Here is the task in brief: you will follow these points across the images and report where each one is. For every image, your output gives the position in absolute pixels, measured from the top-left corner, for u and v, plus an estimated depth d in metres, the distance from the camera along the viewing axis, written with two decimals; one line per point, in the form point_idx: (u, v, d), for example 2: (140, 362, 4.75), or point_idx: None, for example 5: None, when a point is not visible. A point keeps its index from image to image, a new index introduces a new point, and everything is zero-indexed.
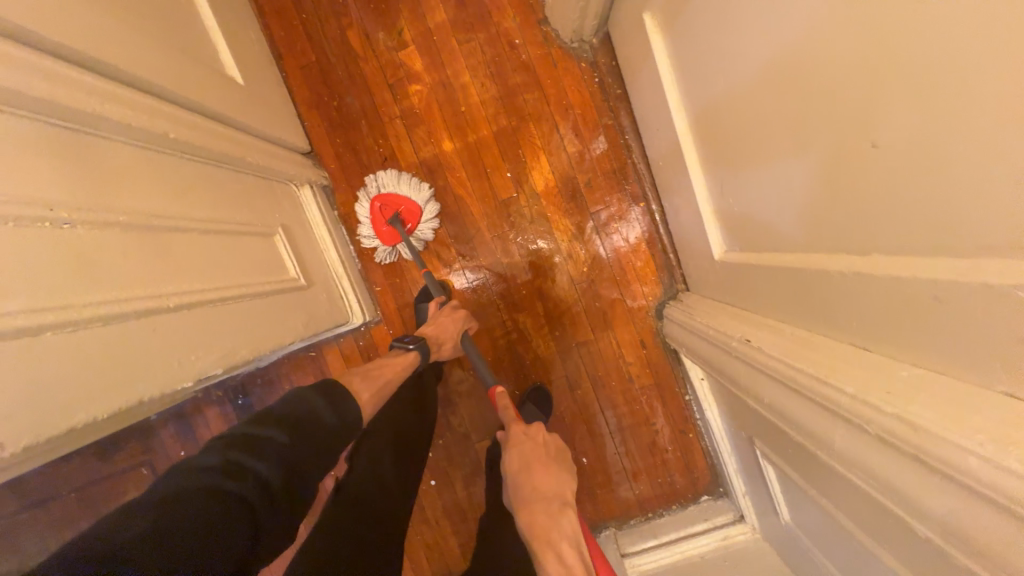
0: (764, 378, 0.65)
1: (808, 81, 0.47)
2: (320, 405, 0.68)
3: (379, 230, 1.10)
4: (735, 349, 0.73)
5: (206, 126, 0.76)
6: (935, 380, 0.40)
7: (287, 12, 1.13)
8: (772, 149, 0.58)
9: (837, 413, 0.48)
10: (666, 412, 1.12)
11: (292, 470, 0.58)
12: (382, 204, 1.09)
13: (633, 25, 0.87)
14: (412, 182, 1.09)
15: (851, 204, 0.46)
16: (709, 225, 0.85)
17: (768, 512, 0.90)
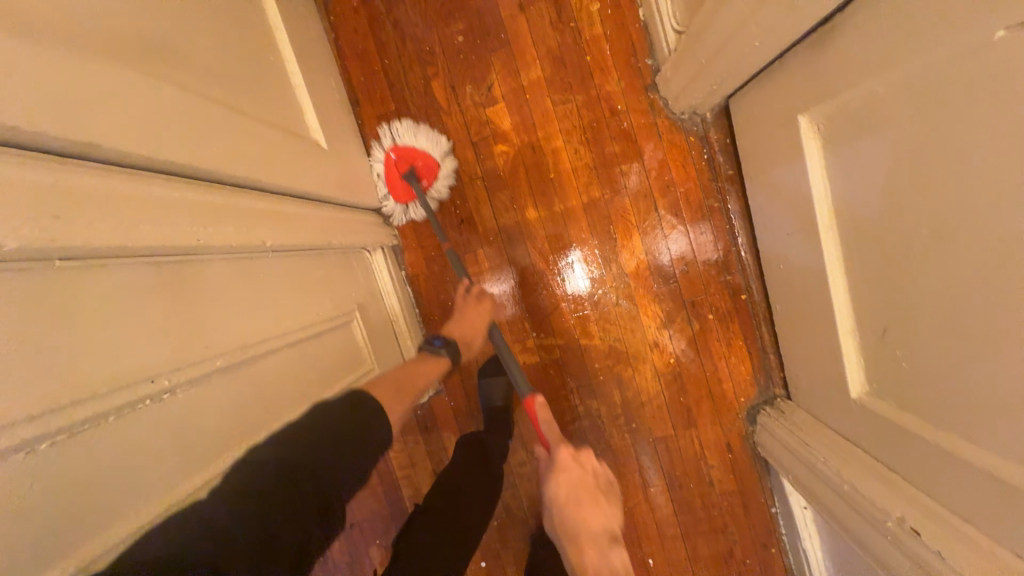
0: None
1: None
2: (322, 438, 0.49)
3: (392, 185, 1.01)
4: (892, 533, 0.65)
5: (293, 214, 0.69)
6: None
7: (369, 55, 1.04)
8: (1008, 343, 0.47)
9: None
10: (747, 524, 1.02)
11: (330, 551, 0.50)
12: (399, 158, 1.01)
13: (774, 117, 0.76)
14: (430, 134, 1.01)
15: None
16: (848, 357, 0.74)
17: None
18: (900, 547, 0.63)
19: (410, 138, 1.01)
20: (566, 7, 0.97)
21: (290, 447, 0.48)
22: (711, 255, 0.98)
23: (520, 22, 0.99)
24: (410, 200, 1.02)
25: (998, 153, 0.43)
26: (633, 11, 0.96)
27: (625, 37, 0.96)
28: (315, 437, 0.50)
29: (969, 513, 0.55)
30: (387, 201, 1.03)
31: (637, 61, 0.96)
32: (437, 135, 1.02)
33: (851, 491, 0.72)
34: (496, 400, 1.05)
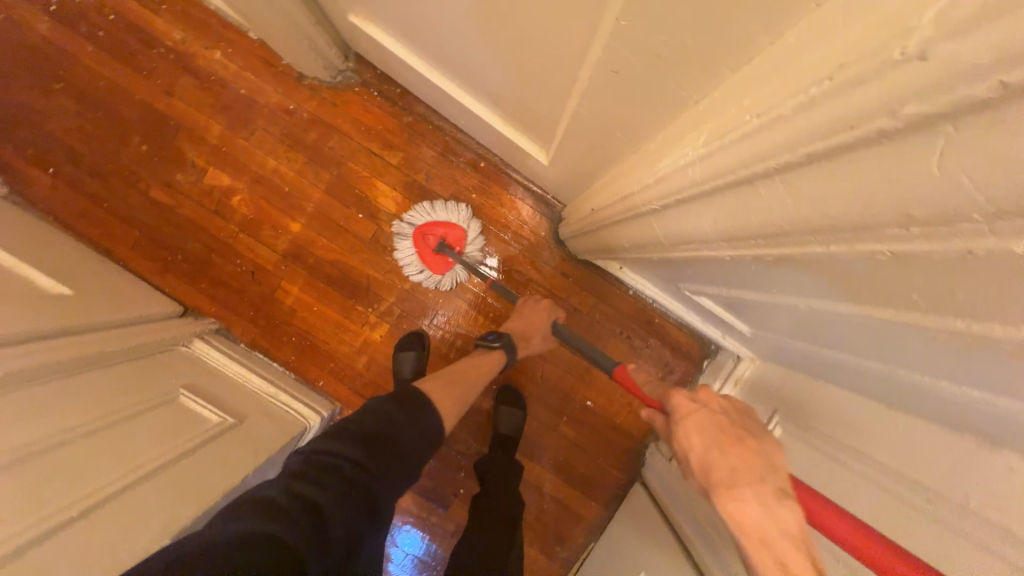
0: (611, 231, 0.67)
1: None
2: (400, 414, 0.73)
3: (426, 259, 1.12)
4: (592, 224, 0.76)
5: (48, 346, 0.77)
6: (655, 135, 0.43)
7: (90, 209, 1.15)
8: (484, 45, 0.61)
9: (641, 213, 0.49)
10: (622, 314, 1.15)
11: (347, 493, 0.62)
12: (428, 236, 1.11)
13: (354, 33, 0.92)
14: (450, 206, 1.11)
15: (539, 43, 0.49)
16: (522, 142, 0.89)
17: (744, 337, 0.92)
18: (597, 229, 0.75)
19: (443, 215, 1.11)
20: (198, 70, 1.12)
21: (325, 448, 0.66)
22: (438, 153, 1.13)
23: (177, 104, 1.13)
24: (446, 267, 1.12)
25: None
26: (245, 39, 1.11)
27: (255, 59, 1.12)
28: (377, 445, 0.68)
29: (596, 171, 0.69)
30: (426, 277, 1.13)
31: (278, 67, 1.12)
32: (457, 205, 1.12)
33: (580, 221, 0.86)
34: (405, 374, 1.10)
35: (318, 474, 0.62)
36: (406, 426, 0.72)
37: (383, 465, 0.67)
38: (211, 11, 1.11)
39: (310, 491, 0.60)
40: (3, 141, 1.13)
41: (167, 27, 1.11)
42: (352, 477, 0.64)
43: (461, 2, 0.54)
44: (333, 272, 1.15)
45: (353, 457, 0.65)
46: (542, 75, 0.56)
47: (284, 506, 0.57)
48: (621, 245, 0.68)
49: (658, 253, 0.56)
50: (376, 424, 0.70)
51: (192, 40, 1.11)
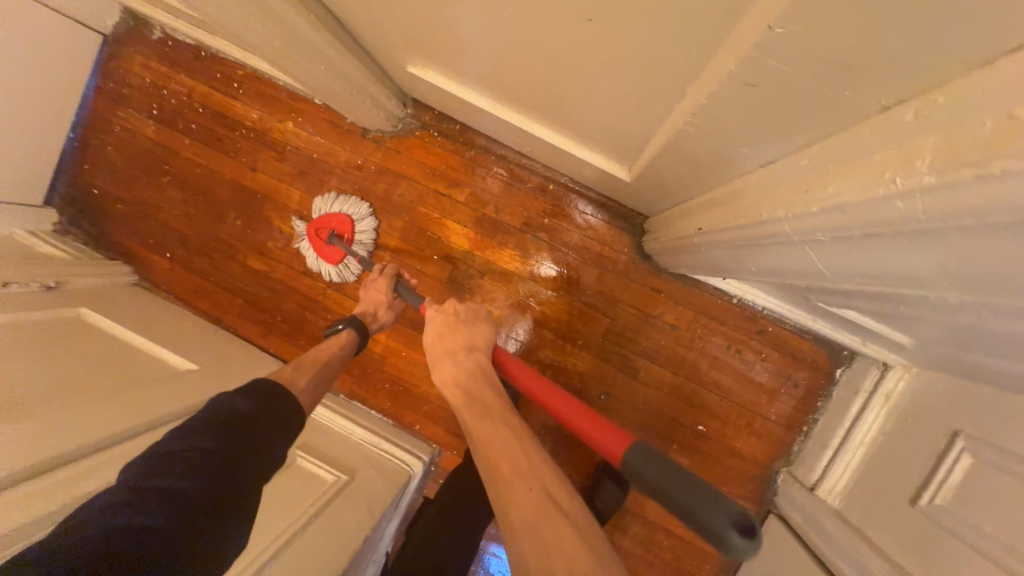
0: (729, 253, 0.58)
1: (515, 7, 0.46)
2: (246, 395, 0.66)
3: (322, 250, 1.14)
4: (696, 243, 0.67)
5: (183, 426, 0.85)
6: (815, 150, 0.35)
7: (201, 284, 1.27)
8: (560, 75, 0.55)
9: (787, 242, 0.41)
10: (726, 326, 1.02)
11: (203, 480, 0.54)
12: (319, 227, 1.15)
13: (411, 82, 0.92)
14: (346, 199, 1.14)
15: (636, 65, 0.43)
16: (599, 161, 0.82)
17: (897, 346, 0.76)
18: (704, 249, 0.66)
19: (328, 207, 1.14)
20: (273, 142, 1.19)
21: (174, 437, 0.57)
22: (504, 183, 1.09)
23: (259, 178, 1.21)
24: (340, 257, 1.14)
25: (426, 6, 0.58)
26: (310, 105, 1.17)
27: (321, 122, 1.17)
28: (230, 430, 0.60)
29: (700, 185, 0.61)
30: (320, 266, 1.15)
31: (342, 126, 1.16)
32: (355, 199, 1.15)
33: (676, 239, 0.77)
34: None
35: (161, 465, 0.53)
36: (265, 415, 0.64)
37: (242, 448, 0.59)
38: (278, 86, 1.18)
39: (159, 482, 0.51)
40: (131, 237, 1.29)
41: (244, 108, 1.20)
42: (204, 461, 0.55)
43: (536, 37, 0.49)
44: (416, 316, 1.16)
45: (203, 443, 0.57)
46: (635, 96, 0.49)
47: (129, 502, 0.49)
48: (743, 267, 0.58)
49: (808, 280, 0.46)
50: (224, 411, 0.62)
51: (265, 116, 1.19)
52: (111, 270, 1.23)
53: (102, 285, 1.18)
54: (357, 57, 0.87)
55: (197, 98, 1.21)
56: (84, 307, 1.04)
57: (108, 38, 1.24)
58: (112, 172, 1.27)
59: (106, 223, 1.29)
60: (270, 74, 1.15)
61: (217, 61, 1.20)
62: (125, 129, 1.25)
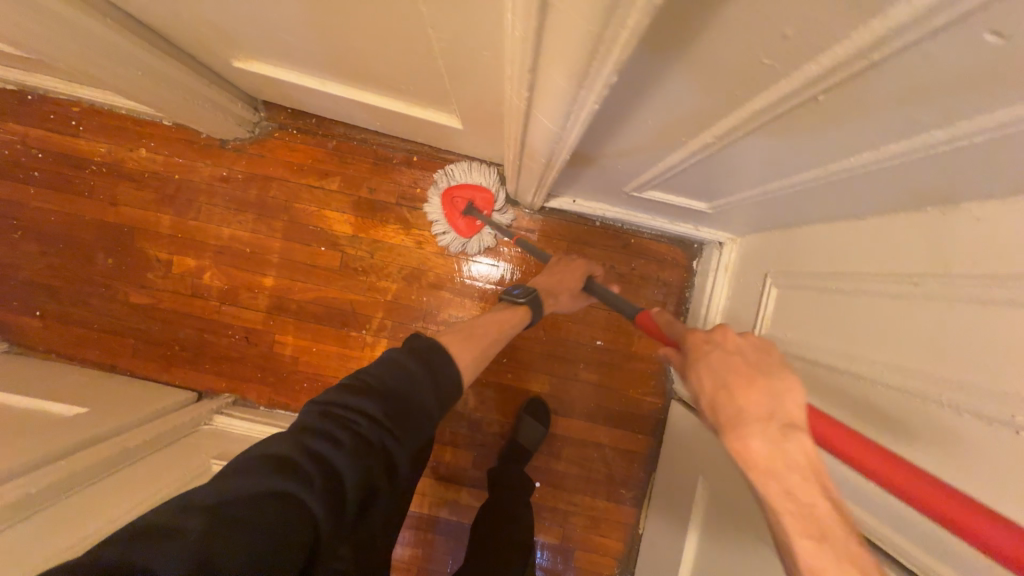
0: (532, 154, 0.68)
1: None
2: (419, 365, 0.60)
3: (458, 220, 1.10)
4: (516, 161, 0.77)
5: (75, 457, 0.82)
6: (499, 27, 0.44)
7: (84, 334, 1.20)
8: (342, 28, 0.62)
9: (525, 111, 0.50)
10: (598, 247, 1.15)
11: (367, 458, 0.51)
12: (463, 192, 1.09)
13: (247, 80, 0.95)
14: (479, 166, 1.09)
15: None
16: (435, 118, 0.90)
17: (711, 218, 0.91)
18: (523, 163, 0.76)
19: (465, 173, 1.09)
20: (130, 172, 1.17)
21: (352, 398, 0.54)
22: (373, 164, 1.15)
23: (124, 211, 1.18)
24: (476, 230, 1.11)
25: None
26: (161, 127, 1.16)
27: (177, 142, 1.16)
28: (400, 398, 0.56)
29: (496, 108, 0.70)
30: (452, 233, 1.12)
31: (199, 142, 1.16)
32: (485, 166, 1.10)
33: (515, 167, 0.87)
34: None
35: (327, 427, 0.51)
36: (428, 388, 0.59)
37: (407, 424, 0.55)
38: (122, 114, 1.16)
39: (324, 450, 0.49)
40: None
41: (90, 144, 1.16)
42: (366, 437, 0.52)
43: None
44: (319, 309, 1.18)
45: (370, 414, 0.53)
46: (396, 30, 0.58)
47: (297, 467, 0.47)
48: (545, 165, 0.68)
49: (569, 149, 0.56)
50: (393, 377, 0.57)
51: (115, 147, 1.16)
52: None
53: None
54: (181, 62, 0.88)
55: (33, 143, 1.16)
56: None
57: None
58: None
59: None
60: (109, 105, 1.13)
61: (47, 101, 1.15)
62: None
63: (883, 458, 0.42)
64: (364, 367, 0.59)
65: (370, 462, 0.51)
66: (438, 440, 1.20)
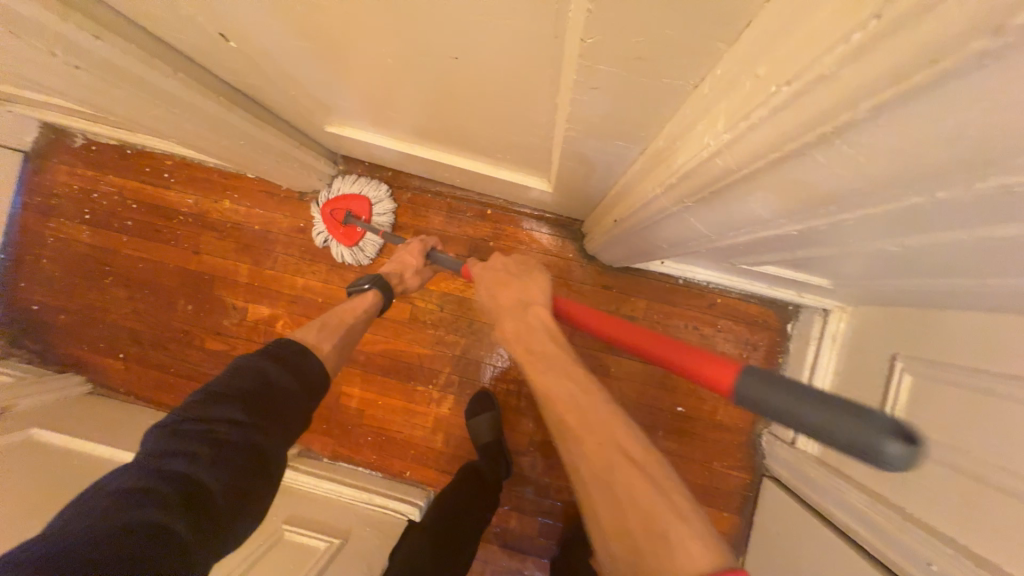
0: (645, 235, 0.63)
1: (391, 56, 0.50)
2: (272, 364, 0.66)
3: (336, 230, 1.12)
4: (618, 233, 0.72)
5: None
6: (667, 131, 0.40)
7: (160, 377, 1.23)
8: (456, 106, 0.60)
9: (671, 211, 0.45)
10: (678, 306, 1.08)
11: (226, 463, 0.56)
12: (337, 203, 1.11)
13: (334, 141, 0.96)
14: (364, 181, 1.12)
15: (507, 85, 0.47)
16: (522, 179, 0.87)
17: (824, 290, 0.83)
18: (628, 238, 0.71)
19: (345, 187, 1.12)
20: (213, 222, 1.20)
21: (199, 409, 0.59)
22: (446, 216, 1.14)
23: (205, 259, 1.21)
24: (353, 240, 1.11)
25: (325, 71, 0.62)
26: (243, 180, 1.20)
27: (258, 193, 1.19)
28: (253, 400, 0.61)
29: (605, 181, 0.66)
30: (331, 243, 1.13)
31: (279, 194, 1.19)
32: (376, 182, 1.13)
33: (607, 233, 0.82)
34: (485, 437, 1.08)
35: (182, 444, 0.55)
36: (281, 382, 0.65)
37: (264, 423, 0.61)
38: (209, 167, 1.20)
39: (178, 462, 0.53)
40: (78, 344, 1.25)
41: (178, 195, 1.21)
42: (227, 439, 0.57)
43: (423, 79, 0.54)
44: (386, 362, 1.16)
45: (229, 419, 0.59)
46: (519, 113, 0.54)
47: (149, 482, 0.51)
48: (662, 245, 0.63)
49: (706, 242, 0.51)
50: (244, 386, 0.62)
51: (200, 198, 1.21)
52: (61, 383, 1.18)
53: (53, 399, 1.13)
54: (275, 126, 0.89)
55: (129, 194, 1.22)
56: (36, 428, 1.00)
57: (30, 154, 1.24)
58: (51, 283, 1.25)
59: (51, 337, 1.25)
60: (199, 159, 1.18)
61: (144, 155, 1.22)
62: (59, 238, 1.24)
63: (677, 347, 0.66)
64: (212, 381, 0.64)
65: (229, 464, 0.56)
66: (503, 504, 1.14)
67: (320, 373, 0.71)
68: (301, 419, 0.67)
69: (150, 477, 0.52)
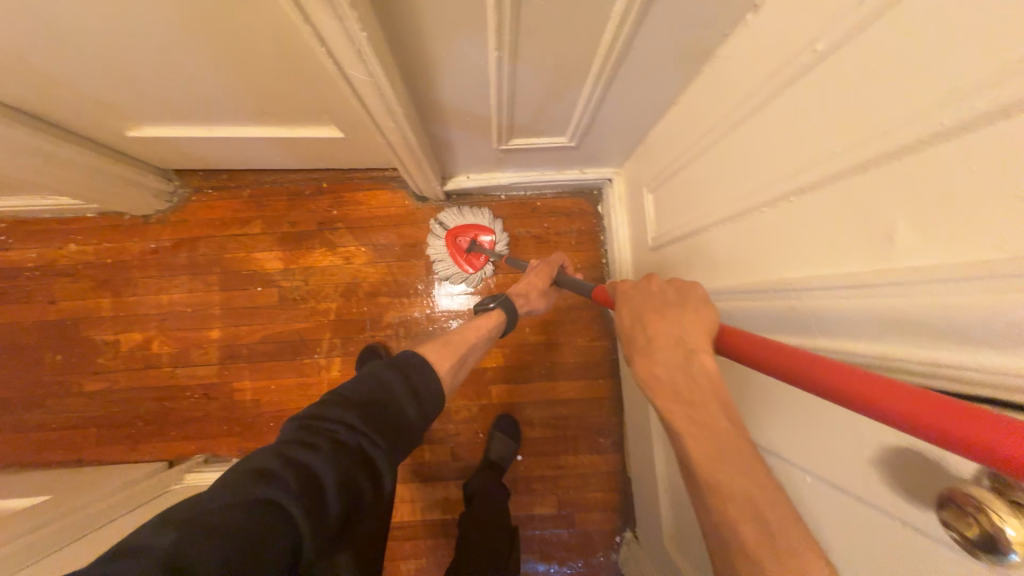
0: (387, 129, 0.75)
1: (88, 33, 0.60)
2: (404, 380, 0.58)
3: (462, 259, 1.18)
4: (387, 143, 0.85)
5: (56, 526, 0.84)
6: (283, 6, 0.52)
7: (45, 436, 1.21)
8: (183, 69, 0.70)
9: (342, 73, 0.58)
10: (511, 218, 1.23)
11: (351, 463, 0.48)
12: (461, 237, 1.18)
13: (146, 148, 1.03)
14: (476, 211, 1.19)
15: (181, 27, 0.58)
16: (311, 134, 0.96)
17: (587, 156, 1.01)
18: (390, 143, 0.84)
19: (460, 217, 1.19)
20: (63, 269, 1.23)
21: (326, 407, 0.52)
22: (291, 200, 1.24)
23: (64, 306, 1.22)
24: (480, 264, 1.18)
25: (67, 72, 0.71)
26: (84, 221, 1.23)
27: (102, 229, 1.23)
28: (381, 406, 0.54)
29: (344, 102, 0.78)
30: (457, 275, 1.19)
31: (123, 224, 1.23)
32: (477, 209, 1.20)
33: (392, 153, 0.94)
34: None
35: (306, 439, 0.48)
36: (405, 396, 0.57)
37: (388, 426, 0.53)
38: (46, 219, 1.23)
39: (302, 458, 0.46)
40: None
41: (20, 253, 1.22)
42: (345, 444, 0.49)
43: (134, 49, 0.64)
44: (269, 346, 1.22)
45: (349, 421, 0.51)
46: (222, 54, 0.65)
47: (273, 472, 0.44)
48: (400, 131, 0.76)
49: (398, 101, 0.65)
50: (379, 394, 0.55)
51: (44, 250, 1.23)
52: None
53: None
54: (78, 144, 0.95)
55: None
56: None
57: None
58: None
59: None
60: (31, 212, 1.20)
61: None
62: None
63: (885, 384, 0.31)
64: (340, 384, 0.56)
65: (350, 462, 0.48)
66: None
67: (438, 397, 0.61)
68: (411, 440, 0.56)
69: (273, 464, 0.45)
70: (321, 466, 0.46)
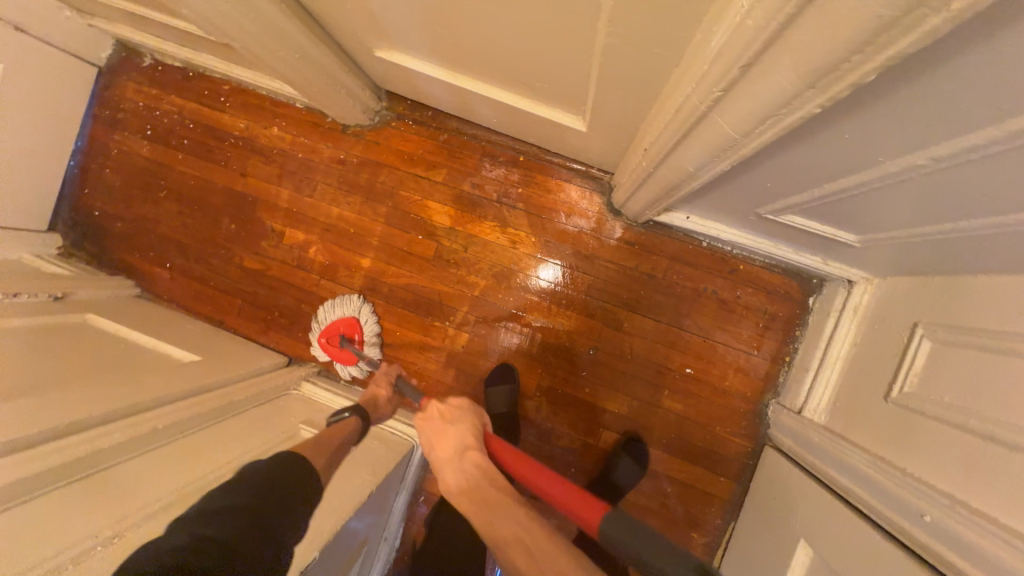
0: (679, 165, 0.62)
1: None
2: (284, 465, 0.68)
3: (335, 355, 1.18)
4: (650, 167, 0.72)
5: (196, 399, 0.90)
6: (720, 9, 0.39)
7: (201, 290, 1.32)
8: (494, 20, 0.60)
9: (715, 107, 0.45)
10: (701, 270, 1.08)
11: (253, 530, 0.58)
12: (328, 337, 1.19)
13: (383, 68, 0.99)
14: (353, 302, 1.20)
15: None
16: (555, 116, 0.86)
17: (854, 256, 0.82)
18: (659, 170, 0.70)
19: (335, 315, 1.19)
20: (260, 147, 1.27)
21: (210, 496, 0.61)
22: (484, 160, 1.17)
23: (251, 182, 1.28)
24: (354, 359, 1.18)
25: None
26: (293, 109, 1.26)
27: (304, 123, 1.25)
28: (262, 491, 0.63)
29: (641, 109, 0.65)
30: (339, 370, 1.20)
31: (324, 125, 1.24)
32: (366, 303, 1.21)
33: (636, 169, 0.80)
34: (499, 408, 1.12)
35: (202, 518, 0.57)
36: (288, 477, 0.67)
37: (276, 507, 0.62)
38: (262, 95, 1.27)
39: (202, 532, 0.55)
40: (131, 252, 1.35)
41: (232, 119, 1.28)
42: (241, 516, 0.59)
43: None
44: (407, 295, 1.20)
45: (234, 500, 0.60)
46: (557, 22, 0.54)
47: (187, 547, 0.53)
48: (691, 173, 0.62)
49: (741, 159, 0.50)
50: (258, 473, 0.66)
51: (252, 123, 1.27)
52: (115, 283, 1.28)
53: (105, 295, 1.23)
54: (326, 45, 0.92)
55: (188, 115, 1.30)
56: (89, 314, 1.10)
57: (103, 69, 1.34)
58: (111, 192, 1.35)
59: (108, 241, 1.36)
60: (254, 85, 1.24)
61: (204, 79, 1.29)
62: (121, 151, 1.34)
63: None
64: None
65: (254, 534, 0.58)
66: None
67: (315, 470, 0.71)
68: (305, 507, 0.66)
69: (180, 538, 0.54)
70: (222, 537, 0.56)
